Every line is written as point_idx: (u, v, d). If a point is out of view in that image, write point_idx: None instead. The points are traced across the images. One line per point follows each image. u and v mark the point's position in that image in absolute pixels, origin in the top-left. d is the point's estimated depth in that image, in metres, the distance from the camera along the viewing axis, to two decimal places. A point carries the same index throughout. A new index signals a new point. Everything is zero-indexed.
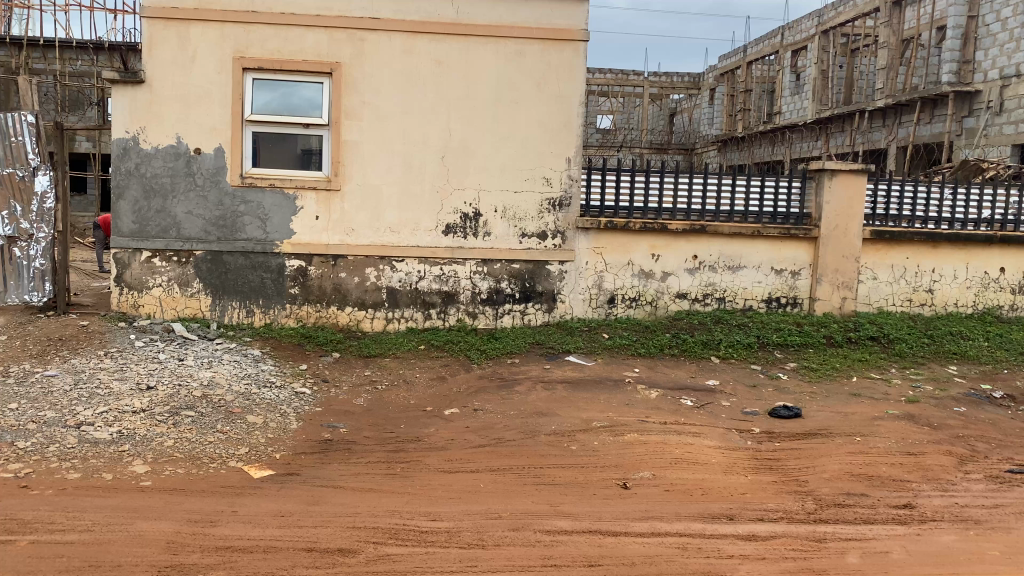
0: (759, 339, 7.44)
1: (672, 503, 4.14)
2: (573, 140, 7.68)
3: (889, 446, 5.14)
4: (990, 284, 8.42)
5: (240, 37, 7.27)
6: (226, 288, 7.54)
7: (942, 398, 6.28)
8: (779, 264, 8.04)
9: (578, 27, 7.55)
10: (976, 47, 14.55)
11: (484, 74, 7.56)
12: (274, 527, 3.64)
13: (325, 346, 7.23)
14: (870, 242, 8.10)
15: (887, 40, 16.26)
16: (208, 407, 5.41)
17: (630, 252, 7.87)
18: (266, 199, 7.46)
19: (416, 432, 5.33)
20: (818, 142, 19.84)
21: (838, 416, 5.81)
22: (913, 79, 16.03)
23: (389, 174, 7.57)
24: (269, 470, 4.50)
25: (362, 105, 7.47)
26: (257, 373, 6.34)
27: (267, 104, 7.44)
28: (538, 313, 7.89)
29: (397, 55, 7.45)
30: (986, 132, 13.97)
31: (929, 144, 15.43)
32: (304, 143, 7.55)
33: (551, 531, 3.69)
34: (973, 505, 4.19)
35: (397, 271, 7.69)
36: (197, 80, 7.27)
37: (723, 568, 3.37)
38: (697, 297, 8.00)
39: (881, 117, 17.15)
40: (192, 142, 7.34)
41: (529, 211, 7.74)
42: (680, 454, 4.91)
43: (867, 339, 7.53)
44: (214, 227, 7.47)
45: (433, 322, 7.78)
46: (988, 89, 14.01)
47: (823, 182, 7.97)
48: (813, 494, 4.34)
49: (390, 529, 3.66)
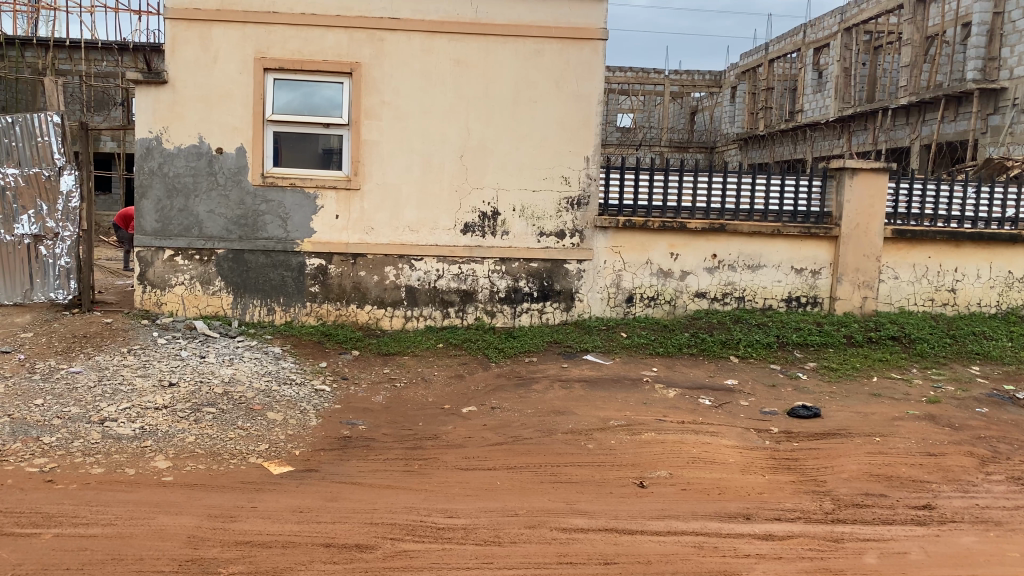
0: (779, 338, 7.41)
1: (688, 501, 4.14)
2: (591, 139, 7.68)
3: (909, 446, 5.10)
4: (1013, 283, 8.33)
5: (262, 37, 7.33)
6: (246, 286, 7.62)
7: (963, 399, 6.23)
8: (799, 263, 8.00)
9: (597, 26, 7.54)
10: (1001, 44, 14.37)
11: (503, 74, 7.58)
12: (293, 522, 3.68)
13: (345, 343, 7.30)
14: (891, 241, 8.03)
15: (911, 37, 16.14)
16: (229, 404, 5.48)
17: (649, 251, 7.85)
18: (287, 199, 7.52)
19: (434, 430, 5.36)
20: (840, 140, 19.67)
21: (858, 416, 5.77)
22: (937, 76, 15.85)
23: (408, 173, 7.61)
24: (289, 466, 4.54)
25: (381, 105, 7.52)
26: (278, 370, 6.41)
27: (288, 104, 7.51)
28: (556, 312, 7.90)
29: (416, 55, 7.49)
30: (1012, 130, 13.74)
31: (953, 142, 15.26)
32: (325, 143, 7.61)
33: (567, 529, 3.70)
34: (994, 507, 4.16)
35: (416, 269, 7.73)
36: (219, 80, 7.34)
37: (739, 567, 3.37)
38: (716, 296, 7.98)
39: (904, 114, 16.98)
40: (214, 142, 7.42)
41: (548, 209, 7.75)
42: (698, 453, 4.90)
43: (887, 339, 7.47)
44: (235, 225, 7.54)
45: (452, 320, 7.81)
46: (1015, 86, 13.79)
47: (844, 180, 7.91)
48: (831, 494, 4.31)
49: (407, 525, 3.69)
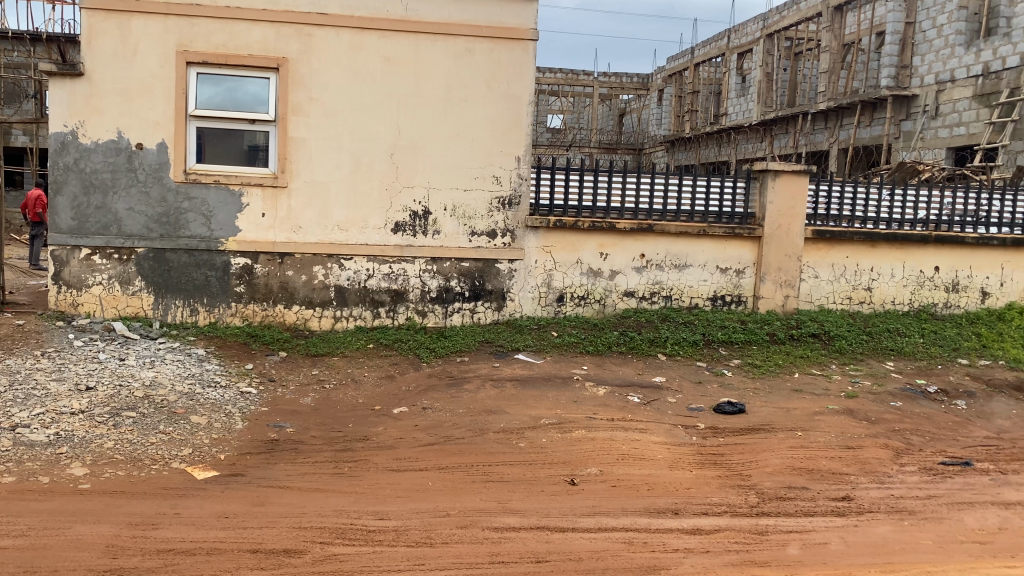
0: (704, 336, 7.56)
1: (618, 498, 4.19)
2: (523, 139, 7.71)
3: (828, 440, 5.27)
4: (925, 282, 8.66)
5: (184, 30, 7.12)
6: (169, 287, 7.41)
7: (879, 393, 6.47)
8: (723, 262, 8.19)
9: (526, 26, 7.58)
10: (913, 52, 14.91)
11: (433, 72, 7.54)
12: (219, 528, 3.59)
13: (272, 345, 7.15)
14: (811, 241, 8.29)
15: (828, 44, 16.68)
16: (150, 408, 5.31)
17: (579, 251, 7.92)
18: (210, 196, 7.33)
19: (364, 431, 5.30)
20: (762, 143, 20.24)
21: (780, 411, 5.93)
22: (853, 83, 16.47)
23: (337, 170, 7.50)
24: (213, 471, 4.43)
25: (310, 101, 7.39)
26: (201, 373, 6.22)
27: (211, 100, 7.31)
28: (487, 311, 7.90)
29: (344, 52, 7.38)
30: (923, 135, 14.41)
31: (869, 146, 15.94)
32: (251, 139, 7.44)
33: (499, 528, 3.71)
34: (908, 496, 4.33)
35: (345, 269, 7.62)
36: (139, 73, 7.11)
37: (667, 562, 3.42)
38: (645, 295, 8.10)
39: (822, 119, 17.58)
40: (134, 138, 7.18)
41: (479, 209, 7.74)
42: (627, 450, 4.96)
43: (808, 336, 7.70)
44: (156, 224, 7.32)
45: (382, 321, 7.73)
46: (925, 94, 14.40)
47: (766, 182, 8.13)
48: (755, 487, 4.43)
49: (337, 528, 3.64)
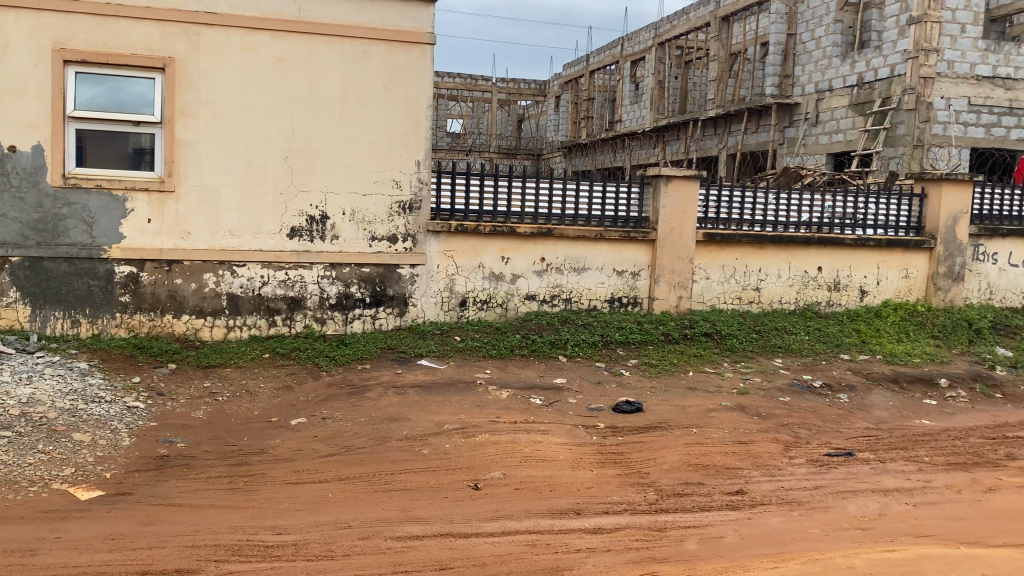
0: (603, 338, 7.69)
1: (521, 501, 4.21)
2: (421, 143, 7.67)
3: (722, 436, 5.45)
4: (809, 282, 9.07)
5: (60, 26, 6.75)
6: (47, 297, 7.02)
7: (768, 389, 6.73)
8: (620, 265, 8.35)
9: (423, 30, 7.54)
10: (794, 63, 15.64)
11: (329, 75, 7.40)
12: (104, 551, 3.40)
13: (161, 356, 6.86)
14: (703, 244, 8.56)
15: (717, 53, 17.29)
16: (27, 426, 4.99)
17: (479, 255, 7.93)
18: (92, 201, 6.98)
19: (261, 444, 5.14)
20: (656, 149, 20.79)
21: (677, 409, 6.09)
22: (740, 91, 17.14)
23: (229, 174, 7.26)
24: (98, 491, 4.20)
25: (199, 103, 7.13)
26: (83, 388, 5.90)
27: (91, 100, 6.96)
28: (388, 317, 7.81)
29: (235, 52, 7.15)
30: (804, 142, 15.09)
31: (755, 152, 16.58)
32: (135, 142, 7.11)
33: (402, 537, 3.66)
34: (796, 488, 4.52)
35: (239, 276, 7.38)
36: (11, 71, 6.70)
37: (570, 562, 3.45)
38: (545, 298, 8.18)
39: (712, 125, 18.21)
40: (6, 139, 6.76)
41: (379, 214, 7.65)
42: (529, 453, 4.99)
43: (702, 335, 7.94)
44: (32, 231, 6.92)
45: (279, 329, 7.53)
46: (806, 102, 15.12)
47: (660, 186, 8.34)
48: (654, 485, 4.53)
49: (233, 545, 3.51)
